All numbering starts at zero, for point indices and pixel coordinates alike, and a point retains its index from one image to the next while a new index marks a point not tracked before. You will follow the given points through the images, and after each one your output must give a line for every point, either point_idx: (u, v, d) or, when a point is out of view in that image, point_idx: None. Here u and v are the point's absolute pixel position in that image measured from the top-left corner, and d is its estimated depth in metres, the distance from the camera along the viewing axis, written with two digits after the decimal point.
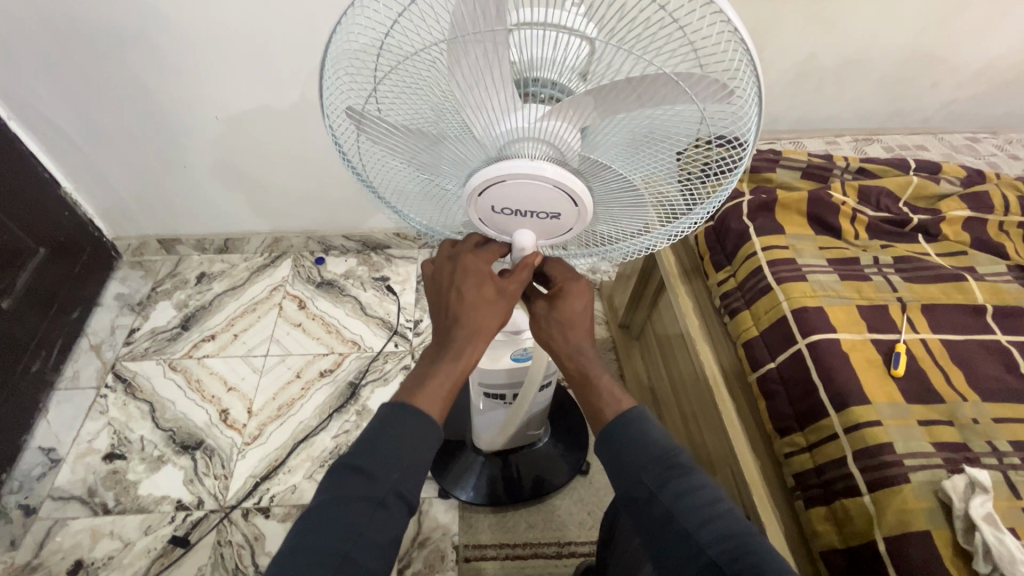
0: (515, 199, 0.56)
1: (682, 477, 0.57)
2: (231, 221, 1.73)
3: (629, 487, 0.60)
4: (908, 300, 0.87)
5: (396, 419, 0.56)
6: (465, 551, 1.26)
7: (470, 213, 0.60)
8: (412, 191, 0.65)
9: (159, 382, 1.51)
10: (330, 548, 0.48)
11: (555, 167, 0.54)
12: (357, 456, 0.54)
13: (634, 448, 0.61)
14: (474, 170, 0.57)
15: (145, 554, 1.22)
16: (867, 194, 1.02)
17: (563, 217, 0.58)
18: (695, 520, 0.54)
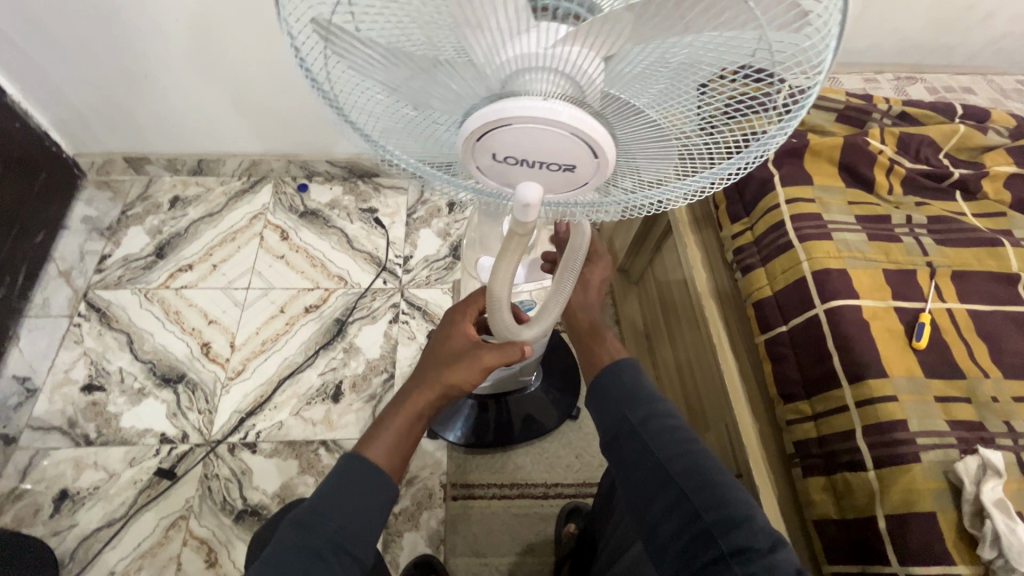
0: (522, 146, 0.46)
1: (660, 417, 0.66)
2: (204, 141, 1.59)
3: (615, 426, 0.68)
4: (938, 265, 0.80)
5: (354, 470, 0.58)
6: (453, 490, 1.27)
7: (467, 159, 0.49)
8: (392, 128, 0.53)
9: (135, 313, 1.44)
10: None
11: (572, 110, 0.43)
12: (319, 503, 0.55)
13: (621, 390, 0.70)
14: (474, 107, 0.47)
15: (131, 485, 1.22)
16: (907, 143, 0.92)
17: (579, 171, 0.48)
18: (668, 453, 0.63)
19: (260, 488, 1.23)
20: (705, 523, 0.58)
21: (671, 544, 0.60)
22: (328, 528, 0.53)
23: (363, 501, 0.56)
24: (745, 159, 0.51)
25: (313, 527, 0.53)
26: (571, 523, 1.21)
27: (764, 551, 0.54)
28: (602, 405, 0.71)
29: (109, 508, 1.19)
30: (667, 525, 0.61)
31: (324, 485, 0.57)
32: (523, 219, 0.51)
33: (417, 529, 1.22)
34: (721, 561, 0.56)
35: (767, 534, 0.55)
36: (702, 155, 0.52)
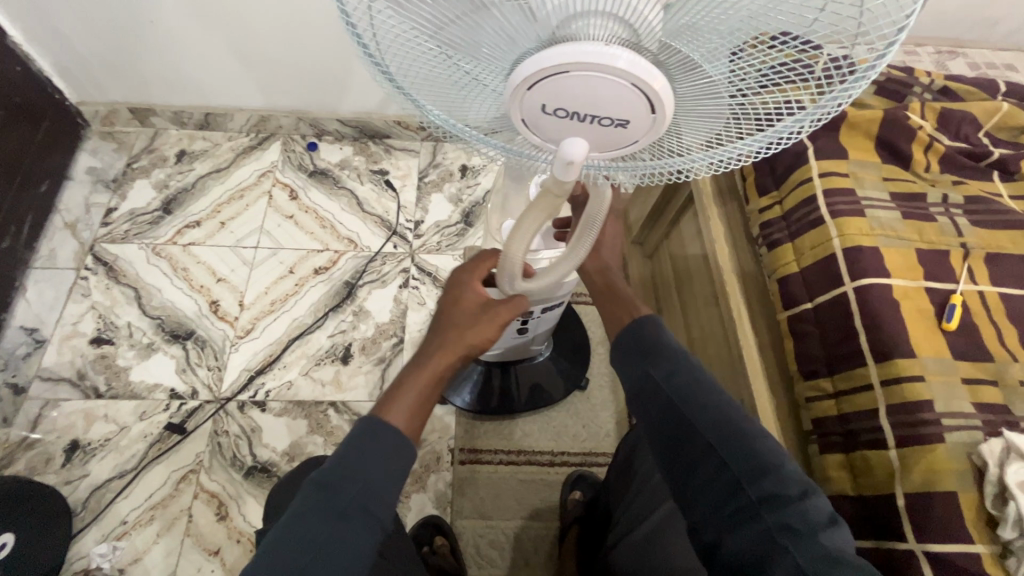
0: (575, 97, 0.43)
1: (687, 370, 0.66)
2: (212, 93, 1.54)
3: (640, 381, 0.68)
4: (972, 246, 0.78)
5: (372, 433, 0.57)
6: (461, 455, 1.28)
7: (512, 112, 0.46)
8: (429, 79, 0.50)
9: (143, 268, 1.42)
10: (309, 544, 0.50)
11: (632, 57, 0.40)
12: (335, 466, 0.54)
13: (647, 346, 0.69)
14: (524, 54, 0.44)
15: (142, 438, 1.22)
16: (947, 119, 0.89)
17: (632, 127, 0.45)
18: (696, 405, 0.63)
19: (269, 446, 1.24)
20: (734, 475, 0.58)
21: (696, 492, 0.60)
22: (353, 487, 0.53)
23: (392, 453, 0.57)
24: (785, 132, 0.49)
25: (334, 487, 0.53)
26: (577, 490, 1.23)
27: (793, 498, 0.56)
28: (627, 360, 0.71)
29: (120, 460, 1.20)
30: (694, 476, 0.61)
31: (346, 442, 0.56)
32: (564, 177, 0.49)
33: (424, 490, 1.23)
34: (751, 509, 0.56)
35: (798, 482, 0.57)
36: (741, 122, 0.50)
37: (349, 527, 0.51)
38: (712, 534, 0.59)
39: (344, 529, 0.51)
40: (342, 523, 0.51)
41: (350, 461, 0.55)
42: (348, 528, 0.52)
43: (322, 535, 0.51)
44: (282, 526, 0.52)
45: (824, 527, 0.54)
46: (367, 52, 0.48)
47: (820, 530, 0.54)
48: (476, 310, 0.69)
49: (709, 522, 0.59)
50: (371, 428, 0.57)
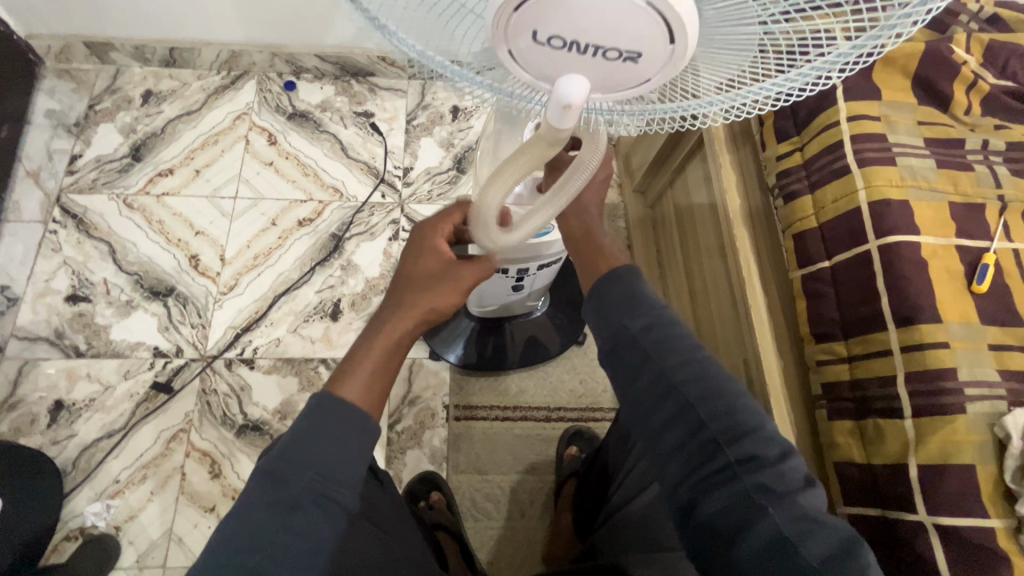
0: (576, 22, 0.34)
1: (663, 322, 0.58)
2: (175, 24, 1.40)
3: (613, 334, 0.59)
4: (1010, 199, 0.71)
5: (325, 412, 0.51)
6: (455, 412, 1.26)
7: (496, 41, 0.38)
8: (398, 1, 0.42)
9: (115, 220, 1.34)
10: (259, 544, 0.45)
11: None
12: (286, 453, 0.49)
13: (622, 297, 0.60)
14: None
15: (128, 398, 1.19)
16: (994, 53, 0.79)
17: (644, 63, 0.37)
18: (673, 359, 0.55)
19: (260, 404, 1.21)
20: (711, 435, 0.52)
21: (671, 454, 0.55)
22: (312, 471, 0.48)
23: (351, 425, 0.51)
24: (818, 72, 0.42)
25: (287, 474, 0.48)
26: (573, 446, 1.22)
27: (771, 460, 0.51)
28: (595, 312, 0.61)
29: (107, 419, 1.17)
30: (669, 435, 0.55)
31: (301, 421, 0.51)
32: (560, 123, 0.41)
33: (420, 446, 1.22)
34: (729, 470, 0.51)
35: (775, 442, 0.52)
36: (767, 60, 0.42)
37: (322, 510, 0.47)
38: (686, 495, 0.53)
39: (304, 515, 0.47)
40: (297, 514, 0.46)
41: (303, 442, 0.49)
42: (310, 515, 0.47)
43: (279, 528, 0.46)
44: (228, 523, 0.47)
45: (799, 490, 0.50)
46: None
47: (796, 492, 0.50)
48: (438, 267, 0.65)
49: (683, 482, 0.54)
50: (324, 406, 0.52)
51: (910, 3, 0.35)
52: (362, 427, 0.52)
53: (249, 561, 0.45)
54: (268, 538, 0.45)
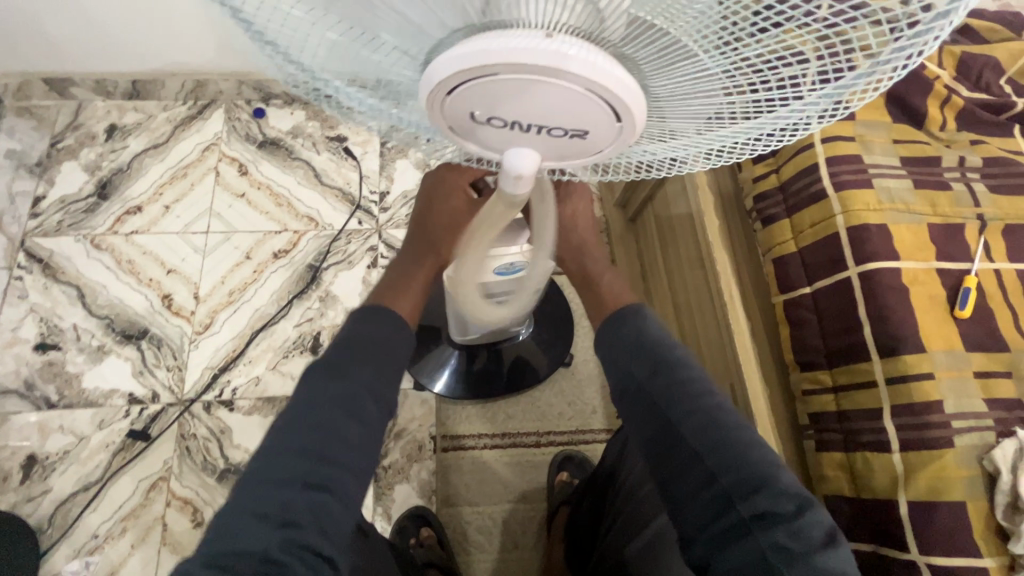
0: (520, 105, 0.36)
1: (672, 367, 0.55)
2: (135, 56, 1.36)
3: (623, 382, 0.57)
4: (990, 218, 0.70)
5: (368, 319, 0.59)
6: (443, 442, 1.23)
7: (436, 118, 0.40)
8: (321, 46, 0.38)
9: (83, 263, 1.30)
10: (323, 429, 0.50)
11: (578, 44, 0.32)
12: (334, 355, 0.55)
13: (630, 341, 0.58)
14: (438, 46, 0.36)
15: (104, 448, 1.16)
16: (968, 65, 0.77)
17: (591, 138, 0.38)
18: (682, 409, 0.53)
19: (241, 447, 1.18)
20: (722, 490, 0.49)
21: (683, 508, 0.52)
22: (349, 386, 0.53)
23: (382, 347, 0.58)
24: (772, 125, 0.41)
25: (325, 395, 0.52)
26: (565, 471, 1.20)
27: (789, 515, 0.47)
28: (608, 357, 0.60)
29: (83, 472, 1.14)
30: (680, 490, 0.52)
31: (347, 329, 0.59)
32: (514, 190, 0.44)
33: (408, 480, 1.19)
34: (740, 527, 0.48)
35: (790, 496, 0.48)
36: (740, 109, 0.39)
37: (364, 421, 0.53)
38: (700, 551, 0.51)
39: (345, 429, 0.51)
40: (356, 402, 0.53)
41: (337, 362, 0.55)
42: (348, 428, 0.51)
43: (321, 446, 0.50)
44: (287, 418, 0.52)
45: (819, 549, 0.46)
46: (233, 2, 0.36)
47: (815, 552, 0.46)
48: (462, 206, 0.67)
49: (697, 536, 0.51)
50: (371, 316, 0.60)
51: (851, 77, 0.35)
52: (393, 345, 0.59)
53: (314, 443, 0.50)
54: (310, 455, 0.49)
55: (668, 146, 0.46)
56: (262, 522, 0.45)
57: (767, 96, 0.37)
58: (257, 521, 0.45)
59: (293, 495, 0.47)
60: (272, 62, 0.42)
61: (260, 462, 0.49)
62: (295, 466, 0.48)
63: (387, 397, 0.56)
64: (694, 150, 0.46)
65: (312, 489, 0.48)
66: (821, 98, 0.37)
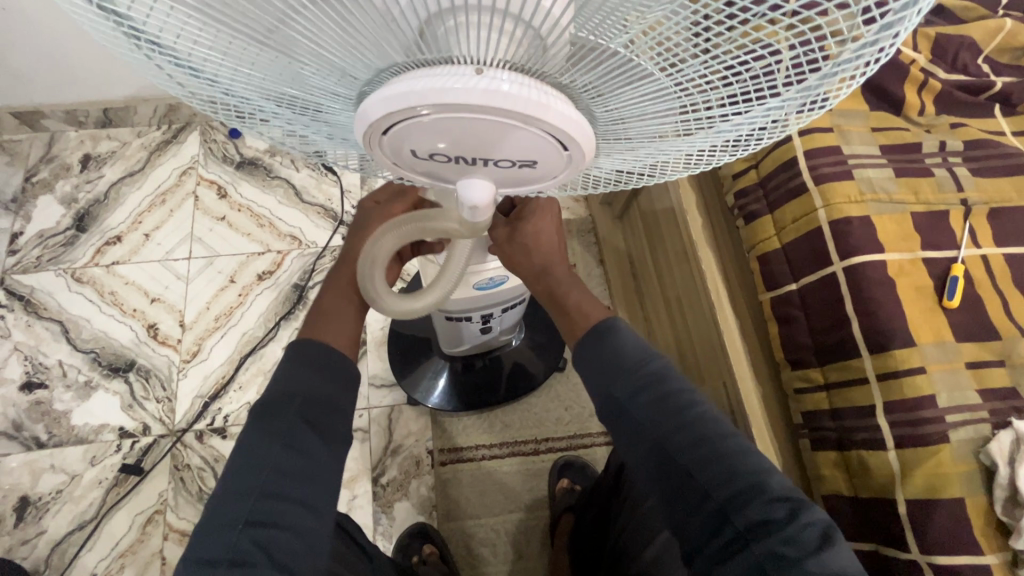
0: (465, 143, 0.35)
1: (653, 385, 0.54)
2: (106, 84, 1.34)
3: (604, 402, 0.56)
4: (974, 203, 0.68)
5: (307, 356, 0.54)
6: (440, 456, 1.22)
7: (380, 158, 0.40)
8: (240, 79, 0.36)
9: (65, 298, 1.28)
10: (270, 468, 0.47)
11: (511, 78, 0.31)
12: (271, 399, 0.51)
13: (610, 359, 0.57)
14: (368, 85, 0.35)
15: (97, 484, 1.14)
16: (943, 47, 0.76)
17: (542, 166, 0.38)
18: (666, 427, 0.52)
19: None
20: (716, 503, 0.48)
21: (682, 524, 0.51)
22: (284, 424, 0.49)
23: (322, 380, 0.53)
24: (743, 128, 0.39)
25: (260, 439, 0.48)
26: (565, 478, 1.19)
27: (784, 521, 0.46)
28: (586, 374, 0.58)
29: (78, 510, 1.12)
30: (678, 510, 0.51)
31: (285, 367, 0.54)
32: (478, 219, 0.43)
33: (407, 497, 1.18)
34: (738, 541, 0.47)
35: (783, 501, 0.47)
36: (707, 120, 0.37)
37: (307, 461, 0.49)
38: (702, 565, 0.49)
39: (285, 465, 0.48)
40: (297, 439, 0.49)
41: (279, 405, 0.50)
42: (290, 464, 0.48)
43: (264, 485, 0.46)
44: (231, 462, 0.48)
45: (817, 552, 0.44)
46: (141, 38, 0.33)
47: (814, 556, 0.44)
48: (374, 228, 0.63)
49: (698, 552, 0.49)
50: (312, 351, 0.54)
51: (821, 74, 0.33)
52: (339, 377, 0.54)
53: (262, 482, 0.46)
54: (259, 495, 0.46)
55: (636, 158, 0.44)
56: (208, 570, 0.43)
57: (732, 103, 0.36)
58: (201, 570, 0.43)
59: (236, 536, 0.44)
60: (194, 93, 0.40)
61: (213, 509, 0.46)
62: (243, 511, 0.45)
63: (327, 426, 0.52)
64: (667, 158, 0.44)
65: (255, 531, 0.45)
66: (793, 97, 0.35)
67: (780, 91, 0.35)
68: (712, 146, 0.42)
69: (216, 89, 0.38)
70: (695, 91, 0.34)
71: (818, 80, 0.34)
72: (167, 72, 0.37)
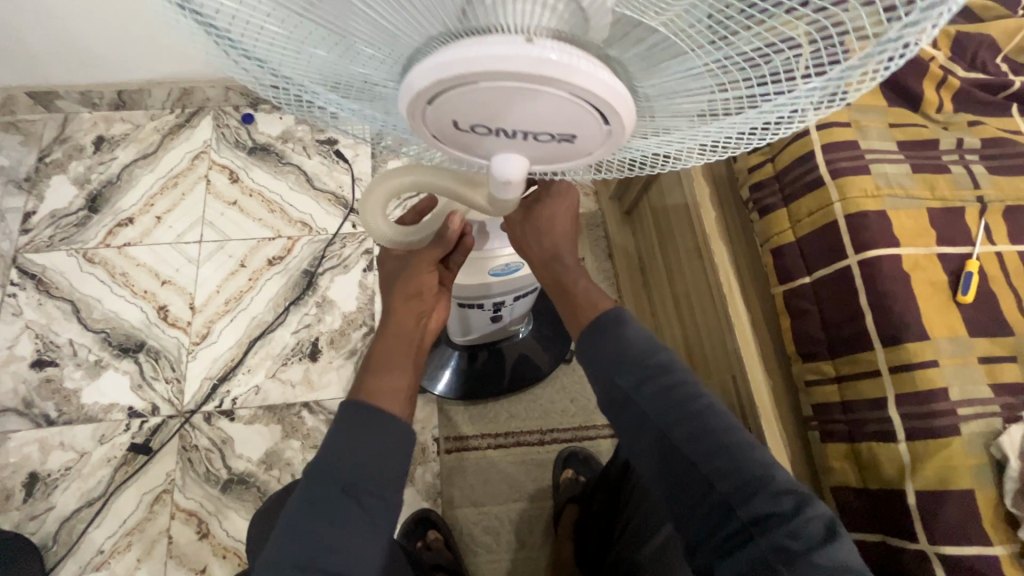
0: (508, 114, 0.36)
1: (660, 378, 0.53)
2: (121, 66, 1.34)
3: (607, 393, 0.56)
4: (990, 200, 0.69)
5: (353, 417, 0.52)
6: (446, 444, 1.23)
7: (419, 129, 0.40)
8: (284, 50, 0.36)
9: (76, 277, 1.29)
10: (316, 541, 0.47)
11: (560, 47, 0.32)
12: (322, 464, 0.50)
13: (614, 350, 0.56)
14: (416, 53, 0.35)
15: (106, 463, 1.15)
16: (963, 45, 0.76)
17: (580, 141, 0.38)
18: (671, 418, 0.52)
19: (244, 456, 1.17)
20: (720, 496, 0.49)
21: (682, 516, 0.52)
22: (328, 494, 0.48)
23: (361, 444, 0.51)
24: (766, 117, 0.39)
25: (308, 506, 0.48)
26: (569, 469, 1.19)
27: (788, 514, 0.47)
28: (590, 366, 0.58)
29: (86, 488, 1.13)
30: (678, 502, 0.52)
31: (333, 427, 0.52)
32: (510, 192, 0.44)
33: (413, 484, 1.19)
34: (743, 534, 0.48)
35: (789, 494, 0.48)
36: (736, 101, 0.38)
37: (353, 533, 0.48)
38: (704, 559, 0.50)
39: (329, 537, 0.47)
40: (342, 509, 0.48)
41: (325, 473, 0.49)
42: (337, 539, 0.47)
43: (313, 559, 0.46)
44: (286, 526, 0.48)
45: (821, 546, 0.46)
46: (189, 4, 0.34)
47: (818, 550, 0.45)
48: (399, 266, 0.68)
49: (699, 545, 0.51)
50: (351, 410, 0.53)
51: (848, 66, 0.33)
52: (383, 440, 0.51)
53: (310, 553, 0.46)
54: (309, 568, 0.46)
55: (661, 142, 0.45)
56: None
57: (760, 88, 0.36)
58: None
59: None
60: (236, 66, 0.40)
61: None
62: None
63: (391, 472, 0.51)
64: (690, 144, 0.45)
65: None
66: (820, 87, 0.35)
67: (807, 79, 0.35)
68: (734, 133, 0.43)
69: (258, 61, 0.38)
70: (724, 74, 0.35)
71: (844, 74, 0.34)
72: (216, 47, 0.38)
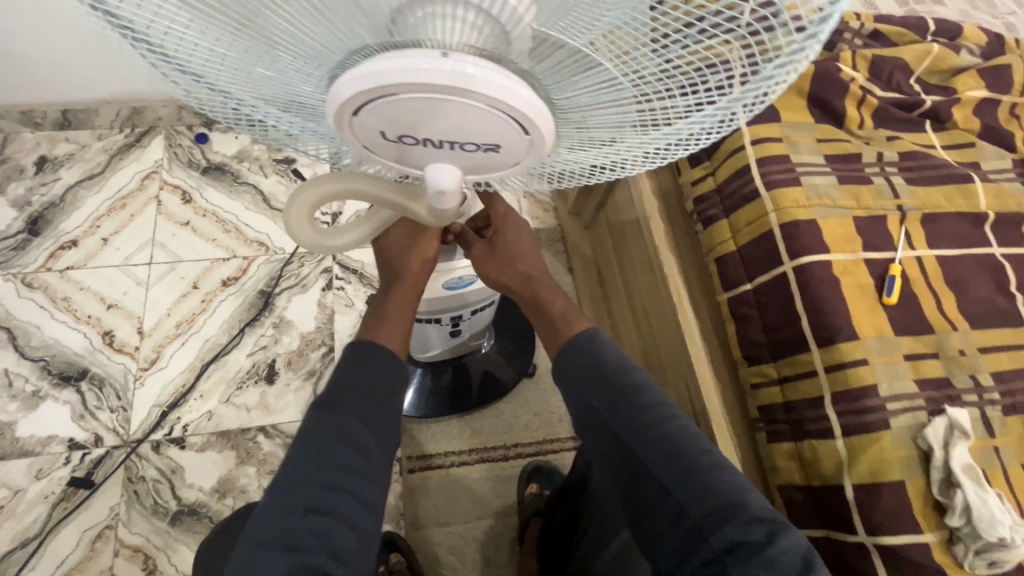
0: (432, 124, 0.37)
1: (633, 396, 0.56)
2: (65, 85, 1.31)
3: (583, 412, 0.59)
4: (909, 208, 0.74)
5: (362, 359, 0.59)
6: (409, 463, 1.21)
7: (349, 139, 0.41)
8: (221, 67, 0.37)
9: (14, 303, 1.23)
10: (325, 461, 0.51)
11: (476, 61, 0.33)
12: (331, 397, 0.55)
13: (587, 371, 0.59)
14: (341, 66, 0.36)
15: (43, 499, 1.08)
16: (879, 67, 0.82)
17: (506, 150, 0.40)
18: (643, 438, 0.53)
19: (195, 485, 1.12)
20: (693, 521, 0.50)
21: (661, 538, 0.53)
22: (340, 418, 0.53)
23: (369, 392, 0.57)
24: (692, 127, 0.42)
25: (317, 427, 0.53)
26: (534, 483, 1.18)
27: (762, 543, 0.47)
28: (564, 383, 0.61)
29: (21, 527, 1.06)
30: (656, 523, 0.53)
31: (341, 368, 0.59)
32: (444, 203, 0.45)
33: None
34: (716, 562, 0.48)
35: (762, 522, 0.48)
36: (661, 115, 0.40)
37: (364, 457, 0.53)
38: None
39: (342, 460, 0.51)
40: (350, 434, 0.53)
41: (338, 399, 0.55)
42: (348, 458, 0.52)
43: (320, 475, 0.50)
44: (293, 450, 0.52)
45: None
46: (118, 18, 0.33)
47: None
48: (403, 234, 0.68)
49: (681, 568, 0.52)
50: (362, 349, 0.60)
51: (759, 78, 0.36)
52: (387, 384, 0.59)
53: (319, 473, 0.50)
54: (317, 484, 0.50)
55: (599, 152, 0.47)
56: (269, 553, 0.46)
57: (682, 103, 0.38)
58: (262, 551, 0.46)
59: (296, 521, 0.48)
60: (168, 79, 0.40)
61: (269, 496, 0.50)
62: (300, 497, 0.49)
63: (382, 426, 0.56)
64: (627, 154, 0.47)
65: (314, 514, 0.48)
66: (735, 99, 0.38)
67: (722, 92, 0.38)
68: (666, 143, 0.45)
69: (196, 78, 0.39)
70: (648, 91, 0.37)
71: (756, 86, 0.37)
72: (153, 65, 0.38)
